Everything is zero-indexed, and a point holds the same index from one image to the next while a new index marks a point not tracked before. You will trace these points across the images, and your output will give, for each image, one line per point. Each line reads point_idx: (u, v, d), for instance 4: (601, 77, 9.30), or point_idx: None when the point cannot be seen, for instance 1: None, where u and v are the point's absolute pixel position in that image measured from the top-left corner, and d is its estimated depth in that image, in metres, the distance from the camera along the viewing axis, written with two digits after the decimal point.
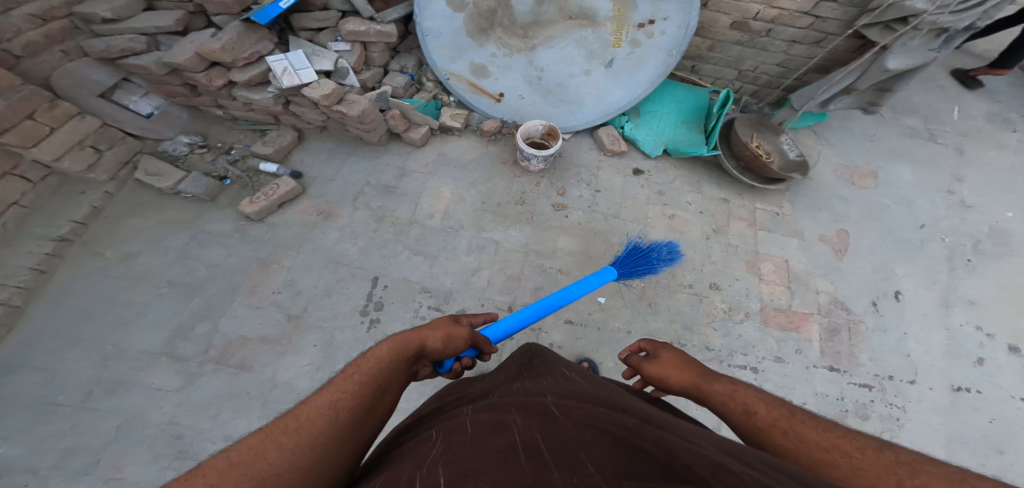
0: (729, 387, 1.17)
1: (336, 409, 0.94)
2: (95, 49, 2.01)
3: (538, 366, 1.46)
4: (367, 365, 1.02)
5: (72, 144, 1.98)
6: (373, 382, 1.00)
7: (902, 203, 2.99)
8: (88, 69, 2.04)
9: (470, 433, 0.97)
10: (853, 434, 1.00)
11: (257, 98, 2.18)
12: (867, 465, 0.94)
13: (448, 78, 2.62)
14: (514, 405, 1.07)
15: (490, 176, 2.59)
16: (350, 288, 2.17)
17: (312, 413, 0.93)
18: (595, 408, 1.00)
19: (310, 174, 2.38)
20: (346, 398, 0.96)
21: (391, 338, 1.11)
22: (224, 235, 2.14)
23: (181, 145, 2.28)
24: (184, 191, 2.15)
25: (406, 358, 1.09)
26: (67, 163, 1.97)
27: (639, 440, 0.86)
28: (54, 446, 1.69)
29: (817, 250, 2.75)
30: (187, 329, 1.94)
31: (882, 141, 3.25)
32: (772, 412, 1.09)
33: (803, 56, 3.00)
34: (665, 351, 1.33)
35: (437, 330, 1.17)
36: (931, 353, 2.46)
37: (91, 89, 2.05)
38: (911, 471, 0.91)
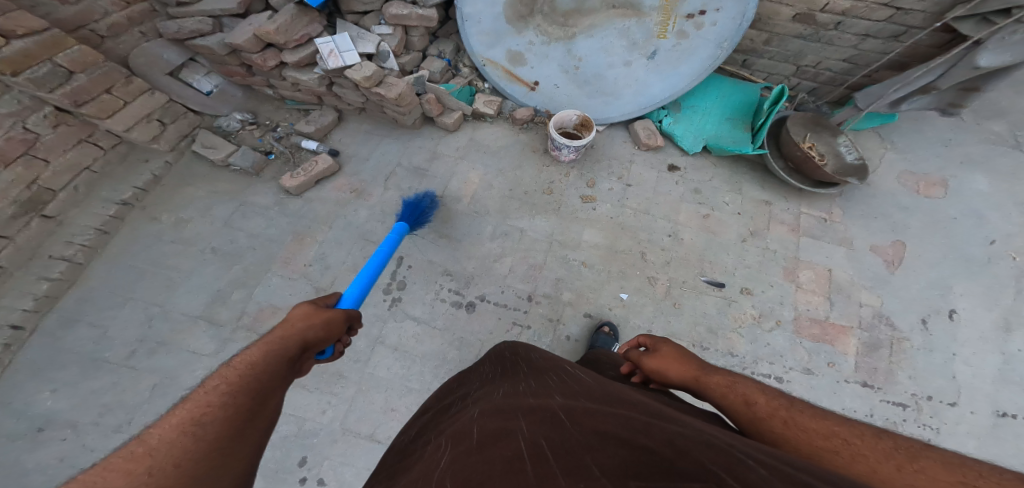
0: (727, 379, 1.20)
1: (199, 424, 0.92)
2: (169, 31, 2.19)
3: (539, 363, 1.52)
4: (231, 373, 1.02)
5: (141, 117, 2.16)
6: (237, 390, 1.00)
7: (972, 216, 2.74)
8: (161, 49, 2.22)
9: (477, 443, 1.01)
10: (851, 422, 1.03)
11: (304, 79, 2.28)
12: (866, 450, 0.96)
13: (485, 65, 2.65)
14: (519, 409, 1.10)
15: (520, 165, 2.62)
16: (375, 265, 2.28)
17: (167, 434, 0.90)
18: (598, 409, 1.04)
19: (347, 152, 2.50)
20: (212, 412, 0.95)
21: (260, 341, 1.13)
22: (265, 207, 2.29)
23: (234, 122, 2.44)
24: (233, 164, 2.31)
25: (284, 354, 1.12)
26: (136, 134, 2.15)
27: (644, 441, 0.90)
28: (97, 401, 1.90)
29: (866, 261, 2.58)
30: (225, 294, 2.11)
31: (958, 147, 2.96)
32: (771, 403, 1.11)
33: (876, 51, 2.78)
34: (664, 346, 1.38)
35: (306, 324, 1.22)
36: (981, 376, 2.31)
37: (161, 68, 2.24)
38: (909, 456, 0.94)
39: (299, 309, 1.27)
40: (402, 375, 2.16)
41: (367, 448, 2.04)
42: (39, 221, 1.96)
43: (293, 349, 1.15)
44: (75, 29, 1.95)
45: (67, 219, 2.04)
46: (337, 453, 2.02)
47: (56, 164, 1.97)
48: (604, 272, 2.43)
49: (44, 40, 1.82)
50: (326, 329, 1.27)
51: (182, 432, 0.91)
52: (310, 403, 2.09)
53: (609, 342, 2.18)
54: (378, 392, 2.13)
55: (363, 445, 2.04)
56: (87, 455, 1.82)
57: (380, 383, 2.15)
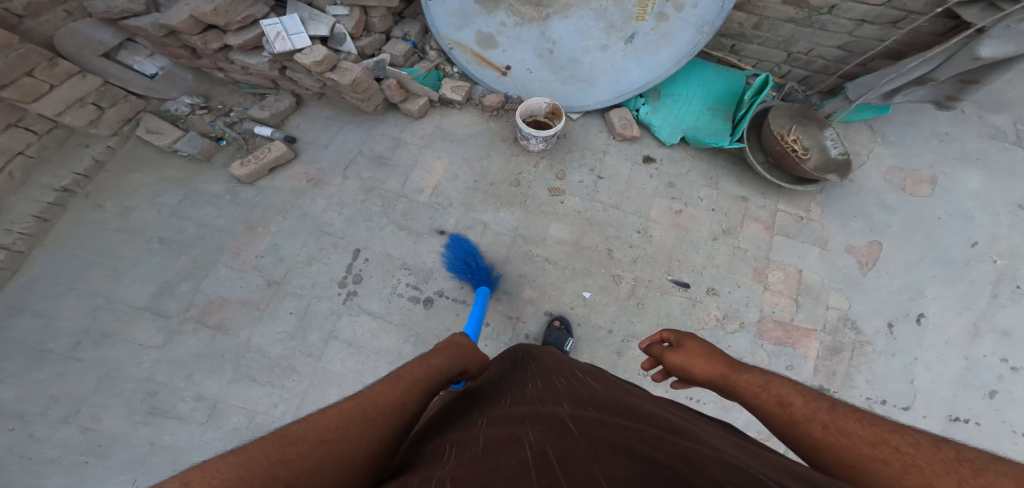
0: (761, 378, 1.08)
1: (405, 410, 1.05)
2: (97, 10, 2.07)
3: (547, 361, 1.44)
4: (430, 369, 1.13)
5: (73, 101, 2.11)
6: (431, 392, 1.12)
7: (957, 217, 2.64)
8: (93, 29, 2.12)
9: (482, 449, 0.95)
10: (904, 427, 0.91)
11: (252, 63, 2.23)
12: (923, 462, 0.85)
13: (452, 47, 2.52)
14: (526, 418, 1.04)
15: (487, 153, 2.52)
16: (331, 257, 2.26)
17: (386, 406, 1.02)
18: (609, 419, 0.99)
19: (305, 139, 2.47)
20: (410, 400, 1.06)
21: (447, 348, 1.23)
22: (216, 196, 2.30)
23: (183, 106, 2.44)
24: (181, 150, 2.31)
25: (456, 367, 1.22)
26: (69, 118, 2.11)
27: (655, 455, 0.85)
28: (42, 393, 1.93)
29: (840, 262, 2.52)
30: (173, 285, 2.14)
31: (953, 142, 2.83)
32: (810, 404, 0.99)
33: (873, 38, 2.61)
34: (689, 340, 1.24)
35: (478, 351, 1.32)
36: (941, 381, 2.29)
37: (94, 50, 2.16)
38: (974, 470, 0.82)
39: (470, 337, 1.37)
40: (357, 370, 2.10)
41: None
42: None
43: (467, 364, 1.26)
44: None
45: (5, 207, 2.04)
46: None
47: None
48: (568, 269, 2.36)
49: None
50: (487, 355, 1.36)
51: (395, 413, 1.03)
52: (261, 397, 2.03)
53: (562, 338, 2.16)
54: (331, 387, 2.07)
55: None
56: (35, 445, 1.87)
57: (333, 378, 2.09)
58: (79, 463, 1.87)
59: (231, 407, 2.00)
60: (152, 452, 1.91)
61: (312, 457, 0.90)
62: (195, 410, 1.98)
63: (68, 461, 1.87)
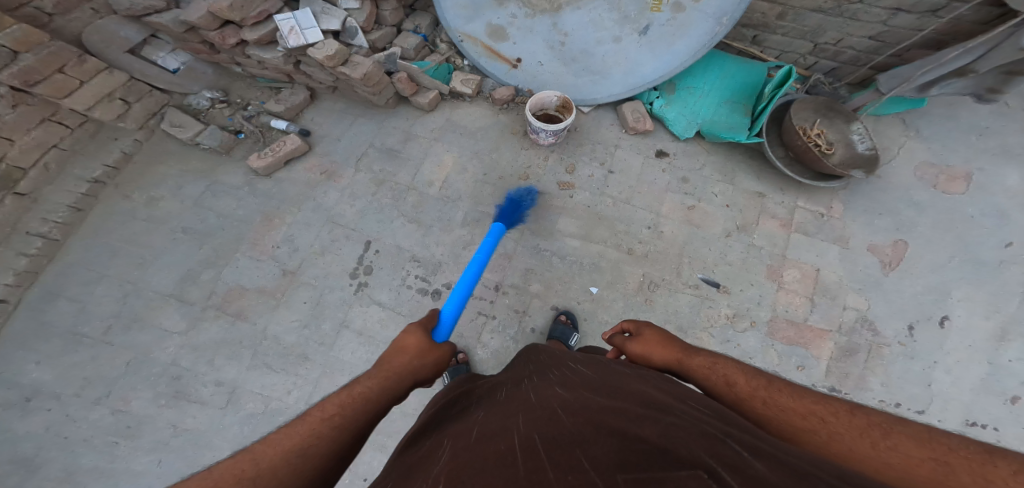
0: (710, 359, 1.11)
1: (300, 462, 0.98)
2: (123, 7, 2.24)
3: (543, 348, 1.38)
4: (344, 404, 1.06)
5: (102, 96, 2.30)
6: (346, 427, 1.04)
7: (991, 215, 2.51)
8: (118, 26, 2.29)
9: (476, 439, 0.94)
10: (827, 398, 0.97)
11: (268, 57, 2.38)
12: (843, 429, 0.91)
13: (462, 40, 2.56)
14: (520, 405, 1.02)
15: (497, 147, 2.56)
16: (343, 249, 2.35)
17: (271, 462, 0.96)
18: (595, 400, 0.95)
19: (319, 132, 2.61)
20: (312, 447, 1.00)
21: (377, 375, 1.13)
22: (235, 187, 2.44)
23: (204, 100, 2.60)
24: (202, 143, 2.47)
25: (386, 394, 1.11)
26: (98, 113, 2.31)
27: (638, 432, 0.82)
28: (78, 374, 2.07)
29: (860, 261, 2.43)
30: (195, 274, 2.26)
31: (993, 136, 2.67)
32: (751, 382, 1.04)
33: (910, 27, 2.46)
34: (647, 329, 1.24)
35: (421, 356, 1.19)
36: (961, 387, 2.19)
37: (119, 46, 2.33)
38: (882, 432, 0.89)
39: (411, 334, 1.22)
40: (366, 360, 2.17)
41: None
42: (13, 198, 2.12)
43: (405, 384, 1.16)
44: (19, 6, 2.01)
45: (42, 196, 2.20)
46: None
47: (22, 142, 2.11)
48: (576, 264, 2.35)
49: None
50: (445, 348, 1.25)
51: (286, 468, 0.97)
52: (276, 383, 2.12)
53: (567, 333, 2.17)
54: (342, 376, 2.14)
55: None
56: (72, 425, 2.01)
57: (344, 366, 2.16)
58: (109, 442, 2.00)
59: (248, 392, 2.10)
60: (176, 434, 2.03)
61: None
62: (216, 394, 2.09)
63: (99, 440, 2.00)
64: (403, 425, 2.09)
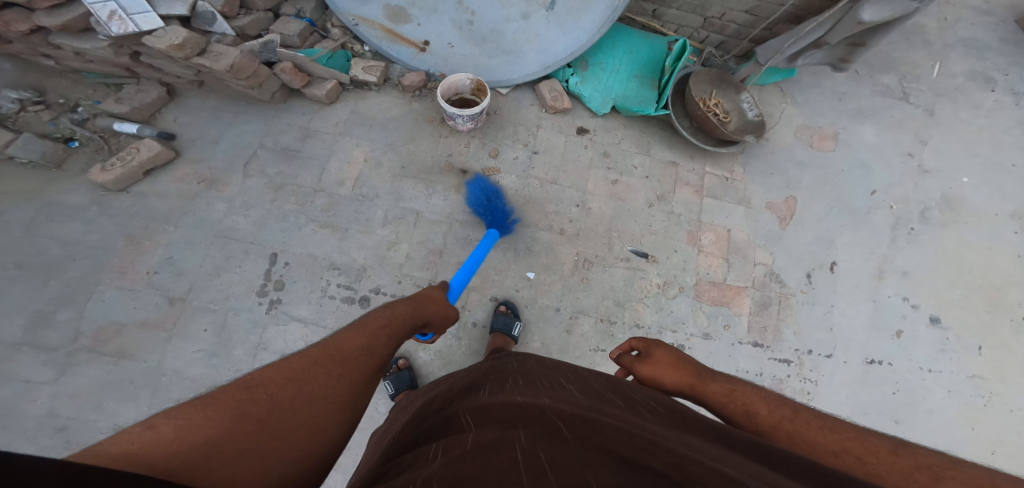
0: (727, 387, 1.21)
1: (371, 351, 1.20)
2: None
3: (528, 363, 1.29)
4: (391, 318, 1.32)
5: None
6: (398, 332, 1.31)
7: (857, 168, 2.86)
8: None
9: (471, 450, 0.84)
10: (863, 435, 1.02)
11: (86, 47, 2.05)
12: (882, 470, 0.96)
13: (357, 23, 2.38)
14: (517, 415, 0.94)
15: (412, 137, 2.39)
16: (243, 266, 2.07)
17: (351, 350, 1.17)
18: (602, 420, 0.89)
19: (188, 135, 2.27)
20: (376, 343, 1.23)
21: (409, 303, 1.42)
22: (82, 208, 2.07)
23: (9, 102, 2.18)
24: (17, 156, 2.04)
25: (417, 320, 1.40)
26: None
27: (651, 465, 0.76)
28: None
29: (762, 219, 2.64)
30: (48, 315, 1.89)
31: (851, 100, 3.03)
32: (774, 413, 1.12)
33: (773, 3, 2.65)
34: (658, 351, 1.34)
35: (437, 304, 1.52)
36: (855, 325, 2.49)
37: None
38: (929, 476, 0.92)
39: (430, 289, 1.59)
40: None
41: None
42: None
43: (427, 317, 1.45)
44: None
45: None
46: None
47: None
48: (509, 251, 2.28)
49: None
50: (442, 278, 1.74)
51: (360, 355, 1.17)
52: None
53: (509, 322, 2.10)
54: None
55: None
56: None
57: None
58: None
59: None
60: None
61: (282, 395, 0.99)
62: None
63: None
64: (352, 443, 1.91)
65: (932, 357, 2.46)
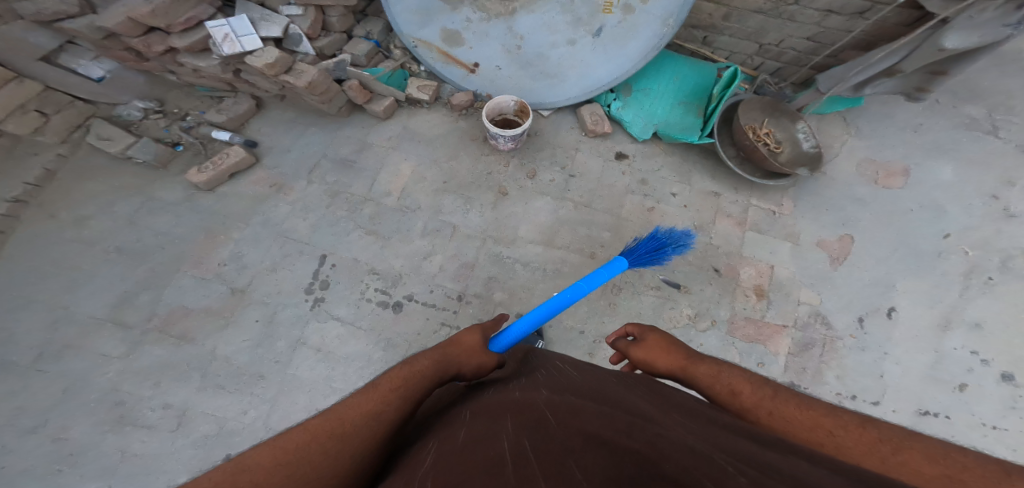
0: (714, 368, 1.19)
1: (379, 420, 1.00)
2: (27, 12, 2.09)
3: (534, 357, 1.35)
4: (408, 376, 1.08)
5: (15, 109, 2.29)
6: (418, 393, 1.07)
7: (928, 207, 2.65)
8: (24, 32, 2.15)
9: (461, 445, 0.90)
10: (836, 411, 1.02)
11: (202, 65, 2.35)
12: (850, 442, 0.96)
13: (416, 45, 2.52)
14: (508, 409, 0.99)
15: (455, 154, 2.53)
16: (296, 264, 2.29)
17: (355, 421, 0.98)
18: (586, 407, 0.92)
19: (266, 143, 2.55)
20: (387, 410, 1.01)
21: (434, 352, 1.16)
22: (174, 204, 2.38)
23: (136, 111, 2.59)
24: (135, 156, 2.41)
25: (444, 373, 1.15)
26: (11, 126, 2.30)
27: (627, 443, 0.77)
28: (5, 406, 1.99)
29: (810, 257, 2.52)
30: (132, 296, 2.20)
31: (927, 133, 2.81)
32: (756, 392, 1.11)
33: (840, 29, 2.56)
34: (651, 335, 1.34)
35: (470, 354, 1.23)
36: (910, 374, 2.31)
37: (29, 53, 2.22)
38: (892, 448, 0.92)
39: (467, 335, 1.28)
40: (326, 376, 2.10)
41: None
42: None
43: (456, 369, 1.18)
44: None
45: None
46: None
47: None
48: (539, 271, 2.34)
49: None
50: (498, 317, 1.45)
51: (365, 428, 0.98)
52: (229, 404, 2.05)
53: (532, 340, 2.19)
54: (301, 394, 2.07)
55: None
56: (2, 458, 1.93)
57: (302, 384, 2.09)
58: (52, 471, 1.93)
59: (200, 415, 2.03)
60: (124, 460, 1.95)
61: (268, 482, 0.87)
62: (163, 418, 2.02)
63: (35, 473, 1.92)
64: None
65: (998, 416, 2.24)
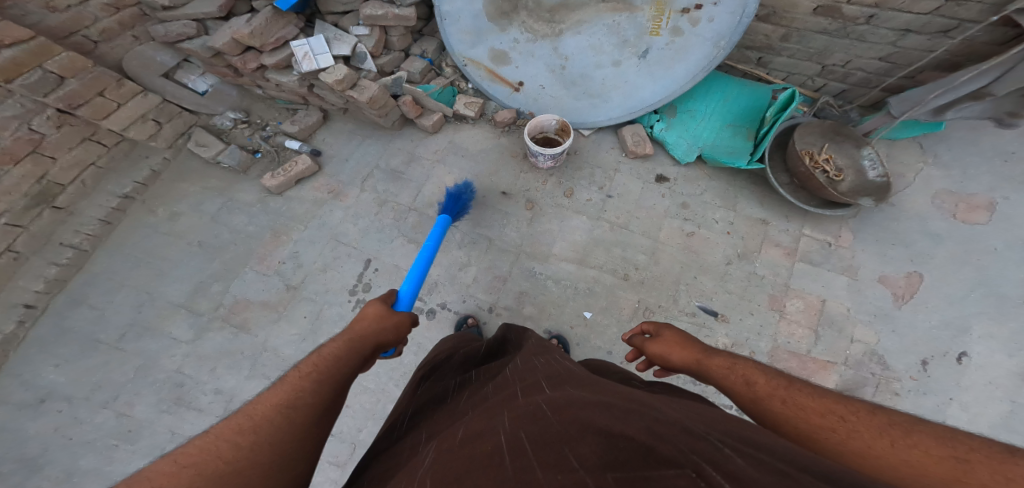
0: (728, 361, 1.21)
1: (292, 409, 1.11)
2: (158, 33, 2.58)
3: (528, 350, 1.53)
4: (319, 362, 1.19)
5: (137, 117, 2.62)
6: (329, 377, 1.18)
7: (1018, 247, 2.35)
8: (154, 52, 2.66)
9: (461, 442, 1.02)
10: (846, 398, 1.05)
11: (284, 80, 2.61)
12: (861, 427, 1.00)
13: (466, 64, 2.63)
14: (503, 407, 1.11)
15: (497, 170, 2.62)
16: (343, 266, 2.48)
17: (264, 415, 1.09)
18: (579, 397, 1.05)
19: (329, 153, 2.78)
20: (302, 396, 1.14)
21: (341, 336, 1.27)
22: (249, 205, 2.66)
23: (227, 121, 2.91)
24: (223, 162, 2.73)
25: (357, 349, 1.26)
26: (132, 133, 2.62)
27: (623, 429, 0.90)
28: (90, 378, 2.30)
29: (868, 293, 2.33)
30: (206, 286, 2.48)
31: (1021, 162, 2.50)
32: (770, 382, 1.14)
33: (920, 49, 2.37)
34: (667, 331, 1.35)
35: (380, 321, 1.32)
36: (979, 422, 2.08)
37: (156, 70, 2.69)
38: (903, 431, 0.97)
39: (371, 306, 1.36)
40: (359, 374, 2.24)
41: None
42: (51, 212, 2.45)
43: (371, 343, 1.29)
44: (69, 35, 2.35)
45: (78, 210, 2.53)
46: None
47: (63, 160, 2.44)
48: (569, 288, 2.36)
49: (33, 48, 2.18)
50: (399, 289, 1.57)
51: (277, 419, 1.09)
52: None
53: None
54: None
55: None
56: (76, 426, 2.21)
57: None
58: (110, 445, 2.19)
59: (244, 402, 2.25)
60: (172, 440, 2.21)
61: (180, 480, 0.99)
62: (213, 403, 2.26)
63: (101, 443, 2.19)
64: None
65: None
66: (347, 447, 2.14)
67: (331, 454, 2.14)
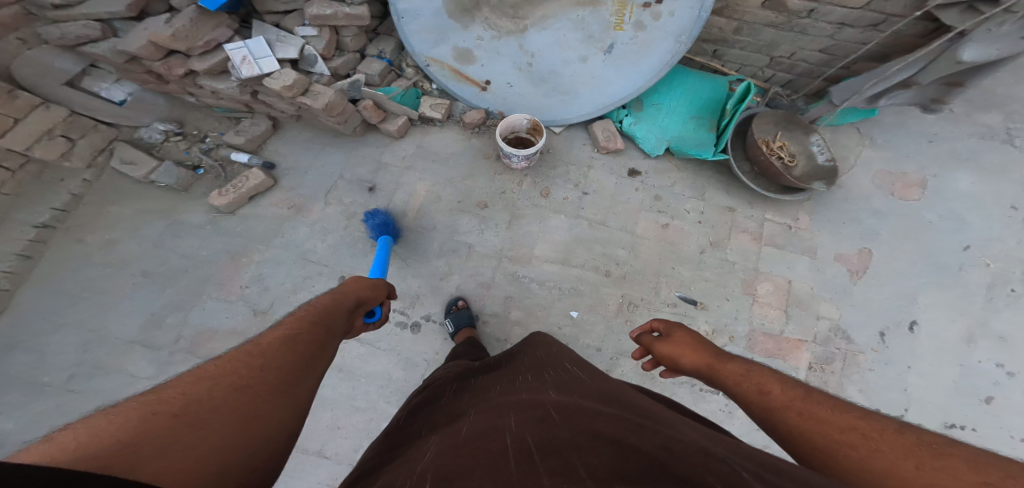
0: (743, 368, 1.17)
1: (296, 344, 1.09)
2: (52, 35, 2.24)
3: (536, 358, 1.49)
4: (311, 308, 1.22)
5: (41, 135, 2.27)
6: (321, 321, 1.20)
7: (948, 220, 2.61)
8: (51, 57, 2.31)
9: (466, 439, 0.98)
10: (871, 414, 0.98)
11: (222, 87, 2.36)
12: (886, 446, 0.92)
13: (428, 64, 2.53)
14: (515, 406, 1.08)
15: (470, 173, 2.54)
16: (316, 286, 2.30)
17: (273, 346, 1.06)
18: (591, 407, 1.02)
19: (283, 165, 2.56)
20: (302, 333, 1.13)
21: (329, 293, 1.31)
22: (197, 227, 2.40)
23: (157, 133, 2.60)
24: (158, 181, 2.43)
25: (343, 302, 1.31)
26: (39, 152, 2.28)
27: (636, 444, 0.87)
28: (44, 421, 2.01)
29: (830, 271, 2.50)
30: (159, 318, 2.21)
31: (943, 142, 2.77)
32: (786, 393, 1.07)
33: (854, 42, 2.55)
34: (678, 331, 1.38)
35: (358, 285, 1.41)
36: (934, 387, 2.29)
37: (55, 77, 2.35)
38: (931, 453, 0.89)
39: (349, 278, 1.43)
40: (348, 396, 2.11)
41: (315, 464, 2.02)
42: None
43: (353, 296, 1.36)
44: None
45: None
46: (287, 468, 2.01)
47: None
48: (555, 290, 2.34)
49: None
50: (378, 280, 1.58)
51: (284, 348, 1.07)
52: None
53: None
54: (324, 411, 2.09)
55: (312, 461, 2.02)
56: None
57: (326, 402, 2.10)
58: None
59: None
60: None
61: (197, 390, 0.91)
62: None
63: None
64: None
65: None
66: (343, 469, 2.00)
67: (331, 477, 2.01)
